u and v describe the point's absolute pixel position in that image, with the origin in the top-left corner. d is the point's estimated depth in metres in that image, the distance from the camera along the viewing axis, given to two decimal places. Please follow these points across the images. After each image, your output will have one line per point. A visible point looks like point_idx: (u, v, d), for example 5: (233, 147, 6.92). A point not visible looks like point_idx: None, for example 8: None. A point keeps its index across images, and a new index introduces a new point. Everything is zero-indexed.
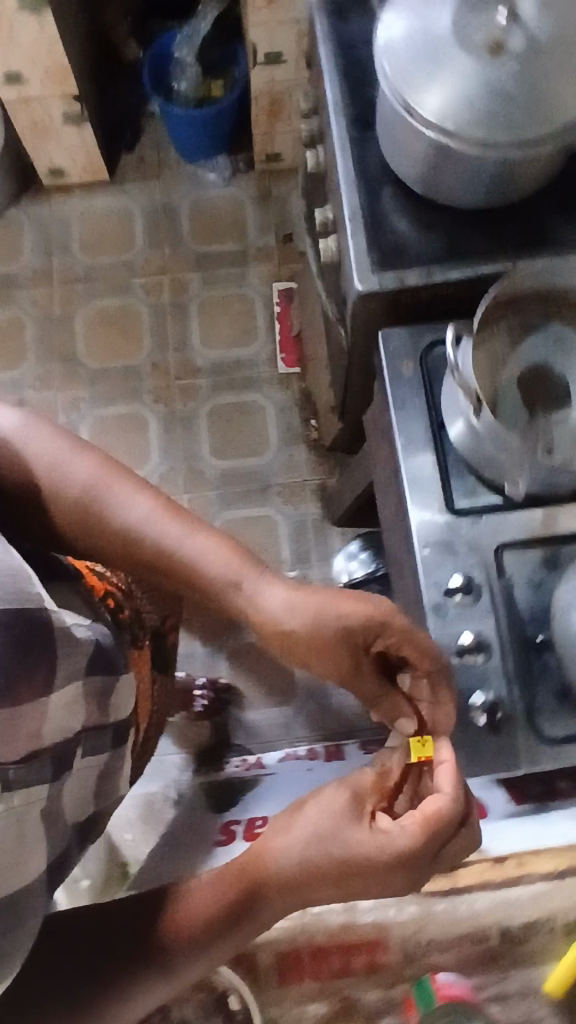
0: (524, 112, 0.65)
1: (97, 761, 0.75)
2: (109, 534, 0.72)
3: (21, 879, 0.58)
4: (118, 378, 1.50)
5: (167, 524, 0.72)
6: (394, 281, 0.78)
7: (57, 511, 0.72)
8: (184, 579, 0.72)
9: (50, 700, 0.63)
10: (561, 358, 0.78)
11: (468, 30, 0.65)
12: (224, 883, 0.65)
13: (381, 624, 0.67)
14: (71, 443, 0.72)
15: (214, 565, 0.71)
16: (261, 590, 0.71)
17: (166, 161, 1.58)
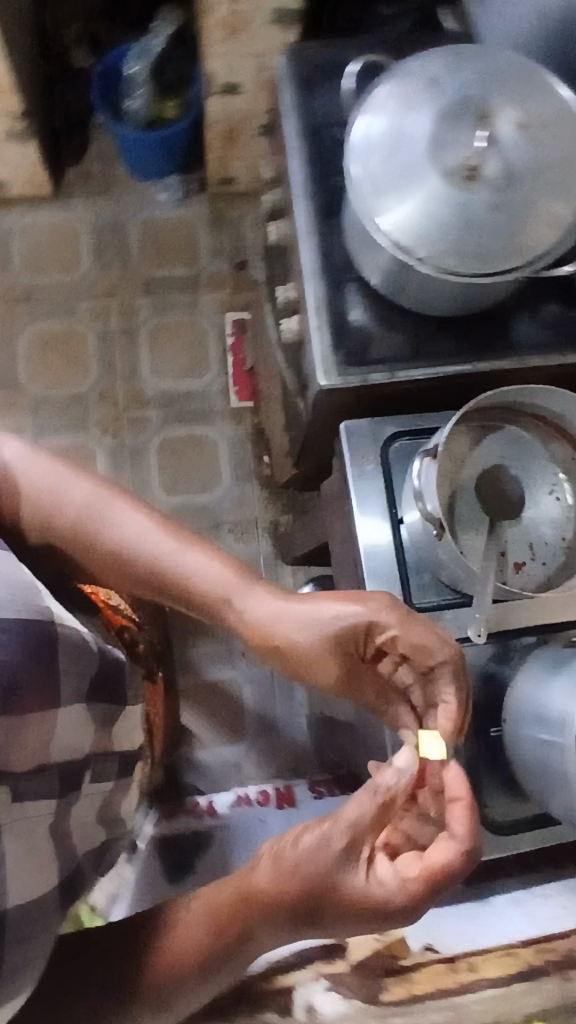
0: (495, 243, 0.65)
1: (101, 788, 0.73)
2: (102, 556, 0.69)
3: (34, 896, 0.58)
4: (63, 406, 1.44)
5: (162, 543, 0.69)
6: (359, 380, 0.79)
7: (49, 534, 0.69)
8: (180, 596, 0.70)
9: (59, 715, 0.63)
10: (517, 459, 0.81)
11: (444, 150, 0.64)
12: (211, 913, 0.62)
13: (370, 626, 0.67)
14: (61, 465, 0.69)
15: (210, 581, 0.69)
16: (254, 603, 0.69)
17: (115, 175, 1.51)
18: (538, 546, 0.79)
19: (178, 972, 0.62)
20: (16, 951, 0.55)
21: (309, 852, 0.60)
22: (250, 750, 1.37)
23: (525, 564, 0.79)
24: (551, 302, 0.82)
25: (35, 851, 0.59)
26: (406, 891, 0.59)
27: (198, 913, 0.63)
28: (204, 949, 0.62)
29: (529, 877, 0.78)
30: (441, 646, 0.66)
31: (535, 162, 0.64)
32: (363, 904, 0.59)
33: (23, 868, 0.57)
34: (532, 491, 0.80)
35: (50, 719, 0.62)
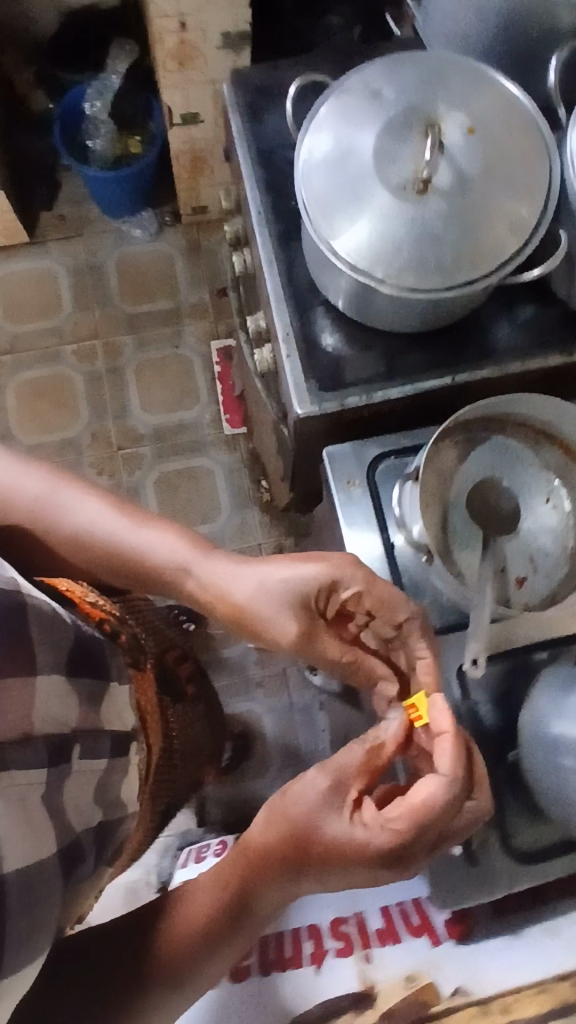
0: (452, 254, 0.63)
1: (98, 768, 0.71)
2: (60, 542, 0.71)
3: (32, 865, 0.58)
4: (56, 450, 1.44)
5: (115, 520, 0.71)
6: (334, 405, 0.77)
7: (6, 526, 0.71)
8: (139, 571, 0.72)
9: (39, 683, 0.62)
10: (507, 468, 0.78)
11: (391, 166, 0.63)
12: (216, 884, 0.65)
13: (334, 580, 0.68)
14: (12, 458, 0.71)
15: (164, 553, 0.71)
16: (209, 567, 0.71)
17: (87, 216, 1.52)
18: (539, 556, 0.76)
19: (191, 947, 0.63)
20: (20, 917, 0.55)
21: (296, 806, 0.63)
22: (276, 784, 1.33)
23: (527, 578, 0.76)
24: (525, 305, 0.80)
25: (29, 820, 0.58)
26: (394, 834, 0.60)
27: (200, 888, 0.66)
28: (212, 921, 0.64)
29: (566, 904, 0.75)
30: (404, 600, 0.67)
31: (486, 164, 0.63)
32: (351, 848, 0.60)
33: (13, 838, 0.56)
34: (526, 499, 0.78)
35: (30, 687, 0.61)
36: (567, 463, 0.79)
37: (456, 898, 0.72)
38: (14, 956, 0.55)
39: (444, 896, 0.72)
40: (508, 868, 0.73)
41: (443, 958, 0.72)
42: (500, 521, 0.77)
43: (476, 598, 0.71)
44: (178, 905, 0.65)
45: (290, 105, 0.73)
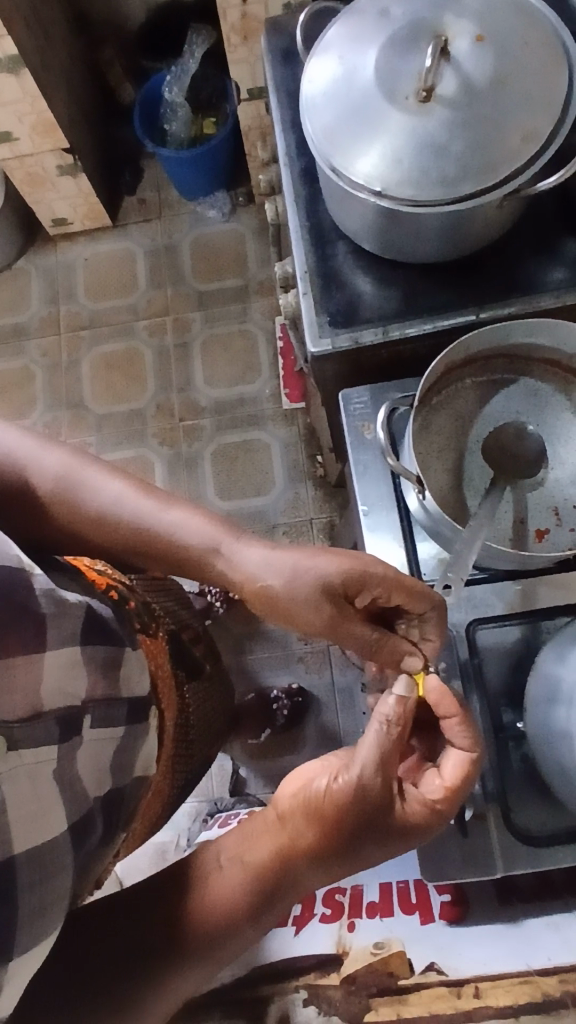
0: (457, 165, 0.59)
1: (114, 735, 0.61)
2: (84, 528, 0.63)
3: (44, 841, 0.52)
4: (123, 422, 1.49)
5: (143, 504, 0.63)
6: (348, 343, 0.73)
7: (23, 508, 0.62)
8: (164, 556, 0.63)
9: (48, 658, 0.54)
10: (534, 413, 0.72)
11: (395, 79, 0.60)
12: (251, 850, 0.57)
13: (363, 580, 0.58)
14: (35, 438, 0.64)
15: (192, 536, 0.62)
16: (241, 553, 0.62)
17: (167, 200, 1.59)
18: (565, 510, 0.69)
19: (223, 920, 0.55)
20: (31, 895, 0.50)
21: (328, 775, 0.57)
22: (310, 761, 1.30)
23: (549, 531, 0.69)
24: (566, 238, 0.73)
25: (37, 797, 0.52)
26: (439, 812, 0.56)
27: (222, 856, 0.58)
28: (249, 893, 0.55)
29: None
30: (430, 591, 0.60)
31: (497, 73, 0.59)
32: (375, 793, 0.55)
33: (29, 820, 0.51)
34: (554, 447, 0.71)
35: (41, 664, 0.53)
36: None
37: (443, 872, 0.66)
38: (27, 934, 0.49)
39: (430, 871, 0.66)
40: (507, 846, 0.66)
41: (425, 937, 0.65)
42: (524, 470, 0.70)
43: (465, 536, 0.64)
44: (201, 884, 0.56)
45: (300, 34, 0.74)
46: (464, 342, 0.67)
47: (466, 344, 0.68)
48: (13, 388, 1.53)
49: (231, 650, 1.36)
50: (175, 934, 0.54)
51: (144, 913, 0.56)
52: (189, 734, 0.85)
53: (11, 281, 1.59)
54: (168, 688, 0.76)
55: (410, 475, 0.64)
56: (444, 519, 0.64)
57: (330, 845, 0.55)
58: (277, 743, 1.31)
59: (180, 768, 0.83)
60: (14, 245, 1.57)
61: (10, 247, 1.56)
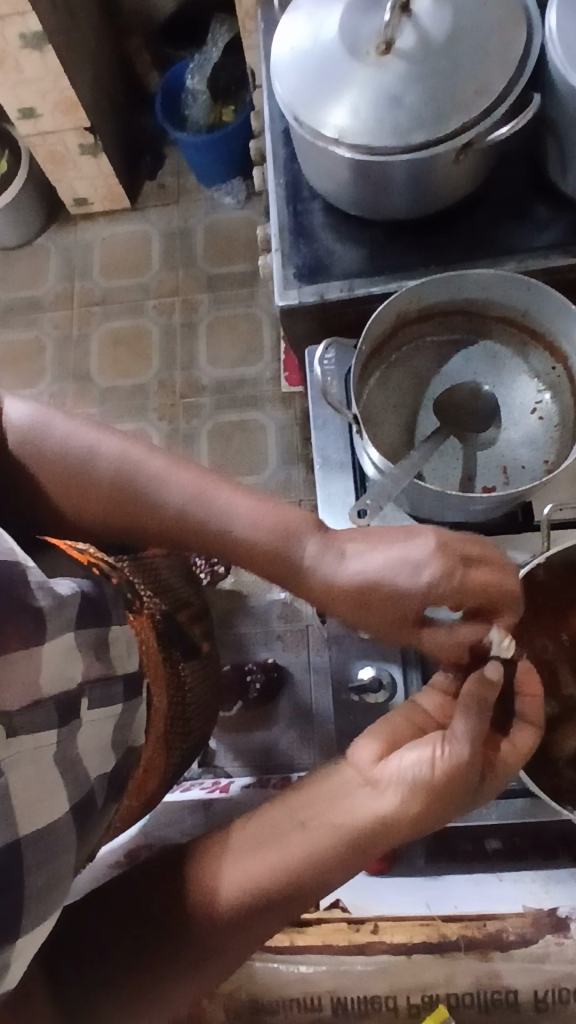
0: (409, 116, 0.61)
1: (113, 711, 0.61)
2: (146, 517, 0.61)
3: (46, 825, 0.50)
4: (126, 395, 1.53)
5: (212, 499, 0.60)
6: (314, 296, 0.75)
7: (83, 500, 0.61)
8: (236, 551, 0.61)
9: (47, 648, 0.53)
10: (492, 376, 0.72)
11: (356, 33, 0.62)
12: (338, 814, 0.54)
13: (431, 590, 0.55)
14: (94, 432, 0.62)
15: (265, 529, 0.60)
16: (314, 554, 0.59)
17: (185, 186, 1.63)
18: (514, 470, 0.69)
19: (256, 914, 0.52)
20: (38, 873, 0.49)
21: (396, 775, 0.54)
22: (281, 738, 1.29)
23: (496, 490, 0.69)
24: (535, 203, 0.73)
25: (36, 783, 0.50)
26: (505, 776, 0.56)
27: (296, 818, 0.55)
28: (287, 885, 0.52)
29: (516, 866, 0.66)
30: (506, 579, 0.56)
31: (455, 27, 0.60)
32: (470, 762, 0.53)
33: (30, 802, 0.49)
34: (508, 406, 0.71)
35: (39, 653, 0.52)
36: (557, 370, 0.70)
37: None
38: (32, 914, 0.48)
39: None
40: None
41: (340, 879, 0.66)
42: (477, 428, 0.71)
43: (398, 475, 0.64)
44: (222, 862, 0.54)
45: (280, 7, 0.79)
46: (416, 296, 0.68)
47: (419, 298, 0.69)
48: (24, 358, 1.58)
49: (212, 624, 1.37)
50: (191, 918, 0.52)
51: (164, 892, 0.54)
52: (184, 712, 0.82)
53: (30, 257, 1.65)
54: (154, 660, 0.73)
55: (343, 413, 0.64)
56: (380, 459, 0.64)
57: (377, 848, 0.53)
58: (249, 718, 1.31)
59: (176, 746, 0.80)
60: (35, 223, 1.63)
61: (31, 224, 1.62)
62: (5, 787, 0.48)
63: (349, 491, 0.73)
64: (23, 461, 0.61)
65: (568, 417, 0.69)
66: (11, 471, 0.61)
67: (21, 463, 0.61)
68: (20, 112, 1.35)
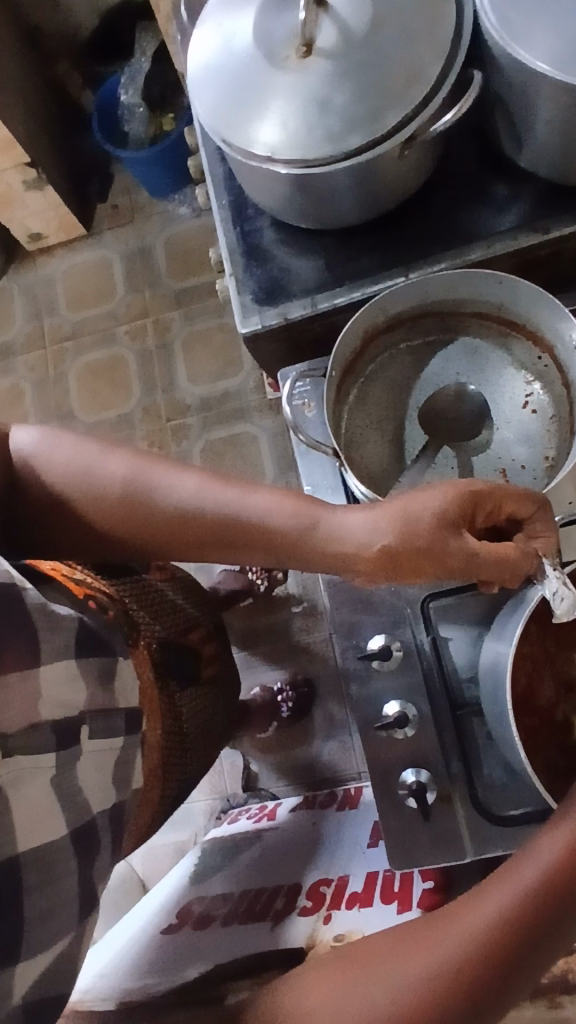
0: (341, 119, 0.56)
1: (114, 746, 0.59)
2: (156, 526, 0.59)
3: (45, 844, 0.52)
4: (112, 427, 1.50)
5: (225, 494, 0.59)
6: (276, 318, 0.71)
7: (91, 515, 0.60)
8: (254, 544, 0.59)
9: (44, 670, 0.54)
10: (475, 374, 0.68)
11: (272, 40, 0.57)
12: (438, 943, 0.49)
13: (477, 496, 0.55)
14: (96, 449, 0.60)
15: (282, 518, 0.58)
16: (342, 522, 0.57)
17: (138, 203, 1.58)
18: (512, 470, 0.65)
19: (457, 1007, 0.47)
20: (39, 895, 0.51)
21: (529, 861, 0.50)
22: (321, 754, 1.27)
23: None
24: (495, 183, 0.69)
25: (35, 803, 0.51)
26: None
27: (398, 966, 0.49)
28: (470, 976, 0.48)
29: None
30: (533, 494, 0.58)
31: (376, 14, 0.56)
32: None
33: (32, 821, 0.51)
34: (497, 404, 0.67)
35: (36, 676, 0.53)
36: (543, 359, 0.66)
37: (414, 861, 0.63)
38: (33, 942, 0.50)
39: (398, 859, 0.63)
40: (476, 827, 0.62)
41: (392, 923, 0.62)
42: (469, 433, 0.67)
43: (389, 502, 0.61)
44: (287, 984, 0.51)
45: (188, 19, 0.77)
46: (381, 305, 0.64)
47: (385, 306, 0.65)
48: (5, 406, 1.56)
49: (234, 646, 1.35)
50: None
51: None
52: (186, 741, 0.76)
53: None
54: (149, 692, 0.67)
55: (326, 450, 0.61)
56: (368, 493, 0.61)
57: (562, 914, 0.49)
58: (286, 737, 1.29)
59: (177, 776, 0.75)
60: None
61: None
62: (5, 804, 0.49)
63: (335, 492, 0.71)
64: (30, 483, 0.60)
65: (562, 407, 0.64)
66: (18, 504, 0.61)
67: (31, 493, 0.60)
68: None
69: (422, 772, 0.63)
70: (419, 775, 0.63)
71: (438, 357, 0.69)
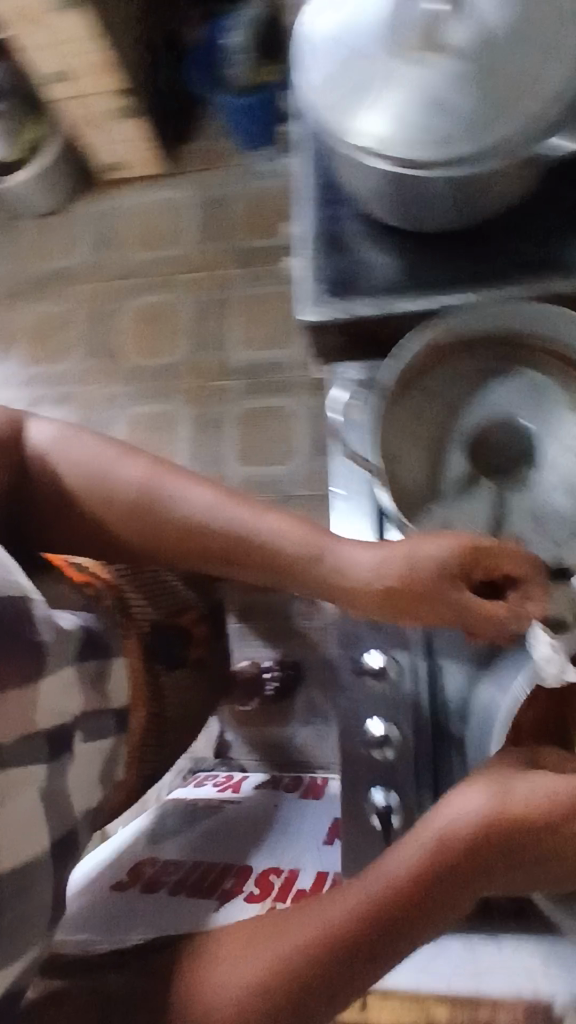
0: (455, 125, 0.55)
1: (101, 745, 0.64)
2: (163, 533, 0.61)
3: (25, 859, 0.50)
4: (154, 376, 1.48)
5: (238, 511, 0.60)
6: (342, 314, 0.68)
7: (98, 517, 0.62)
8: (263, 563, 0.60)
9: (45, 683, 0.56)
10: (531, 409, 0.66)
11: (398, 24, 0.55)
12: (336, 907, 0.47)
13: (474, 550, 0.56)
14: (114, 452, 0.62)
15: (291, 539, 0.60)
16: (347, 552, 0.59)
17: (223, 150, 1.54)
18: (546, 517, 0.63)
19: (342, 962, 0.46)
20: (14, 907, 0.48)
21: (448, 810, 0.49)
22: (295, 738, 1.28)
23: (525, 539, 0.63)
24: None
25: (20, 815, 0.51)
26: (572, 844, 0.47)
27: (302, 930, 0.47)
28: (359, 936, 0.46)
29: None
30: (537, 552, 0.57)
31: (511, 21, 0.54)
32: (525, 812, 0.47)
33: (17, 835, 0.50)
34: (546, 445, 0.65)
35: (35, 690, 0.54)
36: None
37: None
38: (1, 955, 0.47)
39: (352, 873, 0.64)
40: None
41: None
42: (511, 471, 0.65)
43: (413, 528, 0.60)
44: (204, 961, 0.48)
45: None
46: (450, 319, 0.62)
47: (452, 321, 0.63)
48: (53, 333, 1.55)
49: (231, 617, 1.36)
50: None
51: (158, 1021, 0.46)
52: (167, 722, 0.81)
53: (62, 226, 1.59)
54: (136, 682, 0.73)
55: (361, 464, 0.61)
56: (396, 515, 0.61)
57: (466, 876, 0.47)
58: (265, 715, 1.30)
59: (154, 756, 0.79)
60: (68, 189, 1.57)
61: (63, 191, 1.56)
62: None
63: (367, 527, 0.69)
64: (44, 481, 0.63)
65: None
66: (30, 504, 0.64)
67: (43, 492, 0.63)
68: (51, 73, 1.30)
69: (391, 795, 0.63)
70: (389, 797, 0.63)
71: (497, 386, 0.67)
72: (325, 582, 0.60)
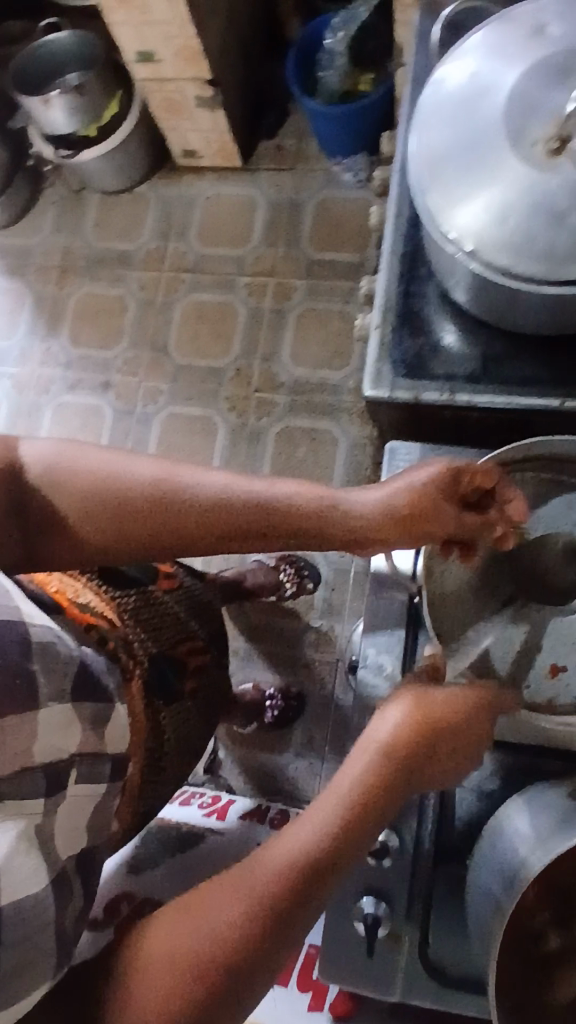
0: (565, 243, 0.51)
1: (95, 791, 0.53)
2: (178, 526, 0.54)
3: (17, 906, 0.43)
4: (200, 376, 1.45)
5: (253, 481, 0.56)
6: (408, 395, 0.65)
7: (103, 530, 0.54)
8: (283, 527, 0.55)
9: (43, 714, 0.49)
10: None
11: (524, 126, 0.53)
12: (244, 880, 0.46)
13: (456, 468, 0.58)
14: (116, 449, 0.55)
15: (306, 496, 0.56)
16: (353, 497, 0.57)
17: (304, 152, 1.48)
18: None
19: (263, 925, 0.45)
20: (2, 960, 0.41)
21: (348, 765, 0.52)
22: (287, 768, 1.28)
23: (566, 670, 0.61)
24: None
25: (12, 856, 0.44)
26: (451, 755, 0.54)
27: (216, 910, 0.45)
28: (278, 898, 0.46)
29: None
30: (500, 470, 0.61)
31: None
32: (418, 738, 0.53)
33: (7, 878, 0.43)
34: None
35: (34, 720, 0.48)
36: None
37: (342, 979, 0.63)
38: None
39: (327, 970, 0.63)
40: (411, 971, 0.62)
41: None
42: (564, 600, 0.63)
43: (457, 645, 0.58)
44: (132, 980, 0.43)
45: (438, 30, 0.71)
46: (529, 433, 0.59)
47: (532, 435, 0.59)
48: (105, 316, 1.52)
49: (242, 635, 1.34)
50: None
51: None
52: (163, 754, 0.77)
53: (129, 206, 1.55)
54: (138, 722, 0.68)
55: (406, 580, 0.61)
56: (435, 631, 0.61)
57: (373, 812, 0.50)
58: (261, 740, 1.29)
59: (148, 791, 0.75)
60: (140, 170, 1.53)
61: (135, 171, 1.52)
62: None
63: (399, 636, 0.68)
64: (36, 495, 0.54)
65: None
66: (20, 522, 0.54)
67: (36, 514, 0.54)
68: (139, 55, 1.24)
69: (380, 905, 0.62)
70: (378, 906, 0.62)
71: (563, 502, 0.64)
72: (343, 536, 0.56)
